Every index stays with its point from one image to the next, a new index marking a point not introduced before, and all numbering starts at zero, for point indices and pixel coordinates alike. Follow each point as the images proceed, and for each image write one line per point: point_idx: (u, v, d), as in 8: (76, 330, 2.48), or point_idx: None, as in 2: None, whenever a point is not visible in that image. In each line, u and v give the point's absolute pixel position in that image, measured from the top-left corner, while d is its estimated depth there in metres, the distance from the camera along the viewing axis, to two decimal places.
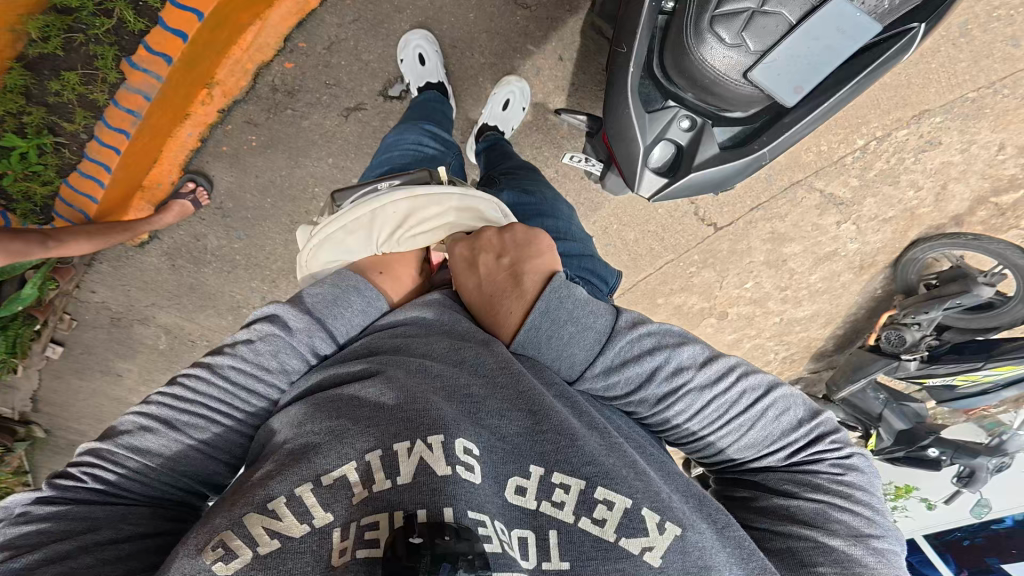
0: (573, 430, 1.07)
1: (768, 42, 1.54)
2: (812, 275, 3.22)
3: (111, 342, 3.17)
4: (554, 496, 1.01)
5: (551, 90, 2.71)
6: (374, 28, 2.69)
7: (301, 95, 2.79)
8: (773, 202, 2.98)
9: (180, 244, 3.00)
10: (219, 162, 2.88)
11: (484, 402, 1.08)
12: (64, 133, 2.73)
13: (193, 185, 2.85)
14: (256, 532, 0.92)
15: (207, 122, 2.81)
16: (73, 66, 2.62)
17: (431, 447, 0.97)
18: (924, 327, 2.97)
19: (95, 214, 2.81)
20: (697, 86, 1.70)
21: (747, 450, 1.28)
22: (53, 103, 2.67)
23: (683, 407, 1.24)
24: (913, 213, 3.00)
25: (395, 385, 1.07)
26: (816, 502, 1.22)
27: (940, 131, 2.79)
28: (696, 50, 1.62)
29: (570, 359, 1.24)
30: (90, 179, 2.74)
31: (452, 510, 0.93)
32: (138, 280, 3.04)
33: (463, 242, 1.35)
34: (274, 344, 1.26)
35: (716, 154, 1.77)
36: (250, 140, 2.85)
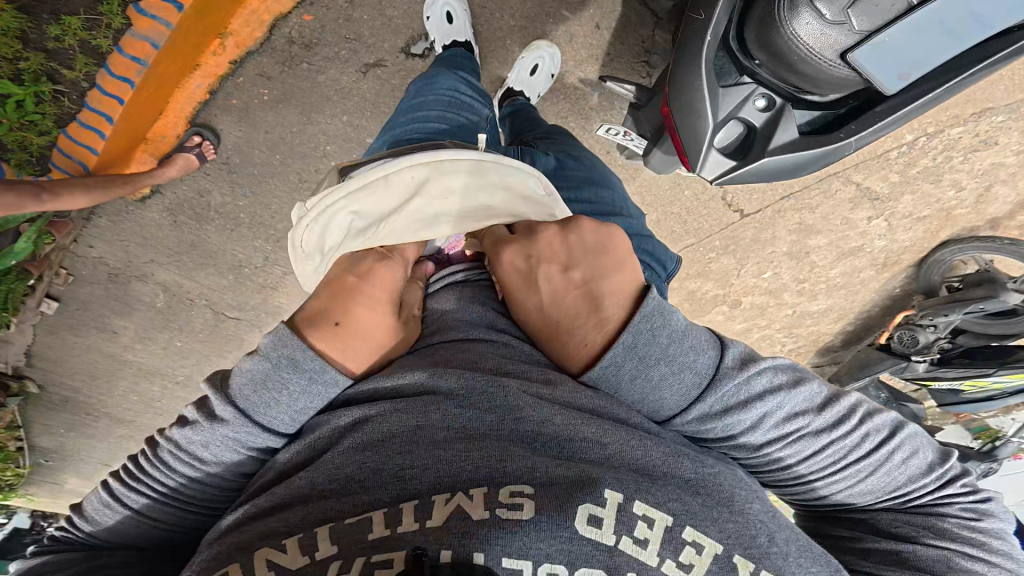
0: (650, 469, 0.96)
1: (878, 23, 1.33)
2: (832, 269, 3.10)
3: (109, 298, 3.02)
4: (636, 531, 0.88)
5: (584, 59, 2.51)
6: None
7: (318, 49, 2.63)
8: (806, 191, 2.84)
9: (182, 200, 2.87)
10: (228, 115, 2.73)
11: (542, 430, 0.98)
12: (63, 81, 2.59)
13: (199, 139, 2.71)
14: (258, 566, 0.87)
15: (217, 74, 2.65)
16: (74, 10, 2.46)
17: (471, 494, 0.88)
18: (941, 329, 2.88)
19: (95, 166, 2.67)
20: (778, 63, 1.51)
21: (864, 495, 1.19)
22: (53, 48, 2.52)
23: (791, 452, 1.13)
24: (948, 213, 2.88)
25: (437, 416, 0.99)
26: (940, 549, 1.13)
27: (999, 131, 2.65)
28: (788, 24, 1.43)
29: (657, 404, 1.11)
30: (90, 130, 2.62)
31: (483, 555, 0.83)
32: (138, 235, 2.90)
33: (516, 249, 1.20)
34: (280, 394, 1.12)
35: (794, 139, 1.56)
36: (261, 94, 2.69)
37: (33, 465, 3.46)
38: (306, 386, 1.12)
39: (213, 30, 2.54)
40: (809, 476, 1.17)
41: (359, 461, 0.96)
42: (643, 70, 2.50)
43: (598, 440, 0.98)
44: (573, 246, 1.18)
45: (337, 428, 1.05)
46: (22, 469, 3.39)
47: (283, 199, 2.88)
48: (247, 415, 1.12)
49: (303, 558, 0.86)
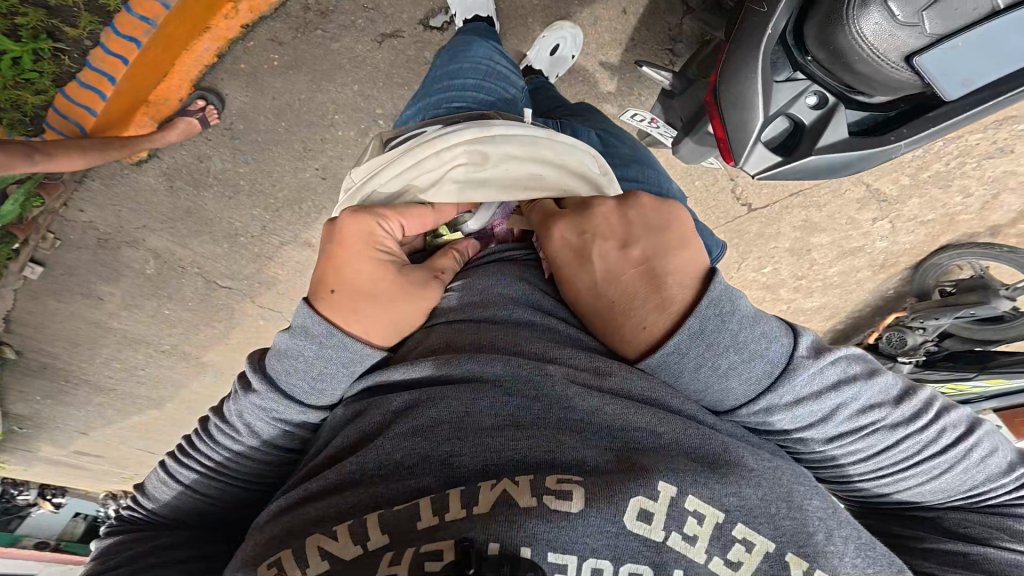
0: (704, 460, 0.98)
1: (954, 27, 1.28)
2: (830, 267, 3.15)
3: (96, 264, 2.95)
4: (684, 527, 0.90)
5: (607, 42, 2.48)
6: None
7: (333, 16, 2.55)
8: (816, 189, 2.84)
9: (180, 164, 2.78)
10: (234, 80, 2.66)
11: (591, 420, 0.99)
12: (64, 39, 2.49)
13: (203, 103, 2.63)
14: (309, 553, 0.88)
15: (226, 37, 2.56)
16: None
17: (517, 483, 0.90)
18: (928, 332, 2.91)
19: (91, 128, 2.62)
20: (836, 62, 1.49)
21: (937, 493, 1.22)
22: (54, 5, 2.39)
23: (863, 446, 1.15)
24: (952, 218, 2.91)
25: (490, 403, 1.01)
26: (1016, 552, 1.17)
27: (1016, 139, 2.62)
28: (854, 23, 1.40)
29: (722, 394, 1.11)
30: (90, 90, 2.57)
31: (529, 549, 0.84)
32: (132, 199, 2.82)
33: (571, 227, 1.26)
34: (292, 368, 1.18)
35: (845, 138, 1.58)
36: (271, 59, 2.61)
37: (8, 431, 3.46)
38: (319, 352, 1.15)
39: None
40: (878, 472, 1.19)
41: (407, 446, 0.97)
42: (667, 57, 2.48)
43: (653, 430, 1.00)
44: (631, 224, 1.25)
45: (385, 414, 1.06)
46: None
47: (285, 168, 2.82)
48: (273, 385, 1.20)
49: (354, 546, 0.88)
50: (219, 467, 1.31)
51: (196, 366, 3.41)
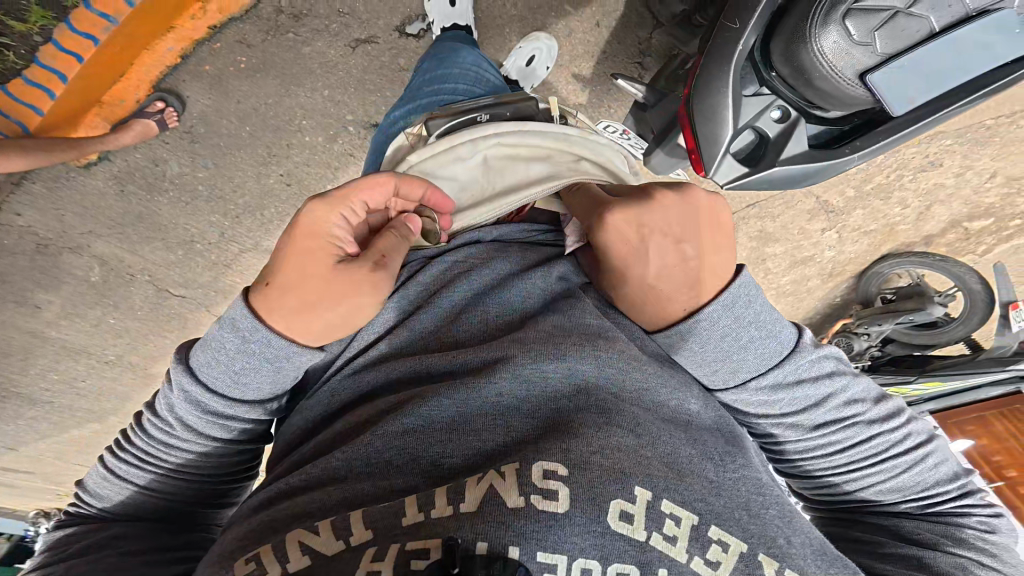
0: (682, 463, 0.98)
1: (900, 46, 1.46)
2: (784, 277, 3.30)
3: (34, 270, 2.82)
4: (665, 527, 0.88)
5: (580, 55, 2.57)
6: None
7: (307, 20, 2.57)
8: (770, 201, 3.03)
9: (134, 167, 2.72)
10: (198, 82, 2.62)
11: (580, 415, 0.98)
12: (12, 34, 2.48)
13: (163, 105, 2.58)
14: (290, 547, 0.84)
15: (191, 38, 2.55)
16: None
17: (503, 477, 0.88)
18: (872, 338, 3.08)
19: (36, 127, 2.53)
20: (798, 78, 1.61)
21: (891, 493, 1.28)
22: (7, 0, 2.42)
23: (842, 437, 1.25)
24: (892, 229, 3.10)
25: (496, 394, 1.01)
26: (959, 557, 1.21)
27: (945, 153, 2.88)
28: (815, 41, 1.52)
29: (736, 365, 1.21)
30: (35, 87, 2.52)
31: (519, 549, 0.82)
32: (77, 202, 2.73)
33: (629, 215, 1.24)
34: (214, 350, 1.10)
35: (805, 151, 1.68)
36: (239, 61, 2.59)
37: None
38: (240, 346, 1.09)
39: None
40: (850, 464, 1.27)
41: (398, 446, 0.95)
42: (637, 69, 2.59)
43: (635, 433, 0.98)
44: (680, 218, 1.26)
45: (378, 409, 1.05)
46: None
47: (248, 173, 2.76)
48: (195, 376, 1.12)
49: (337, 541, 0.84)
50: (147, 470, 1.19)
51: (143, 378, 3.24)
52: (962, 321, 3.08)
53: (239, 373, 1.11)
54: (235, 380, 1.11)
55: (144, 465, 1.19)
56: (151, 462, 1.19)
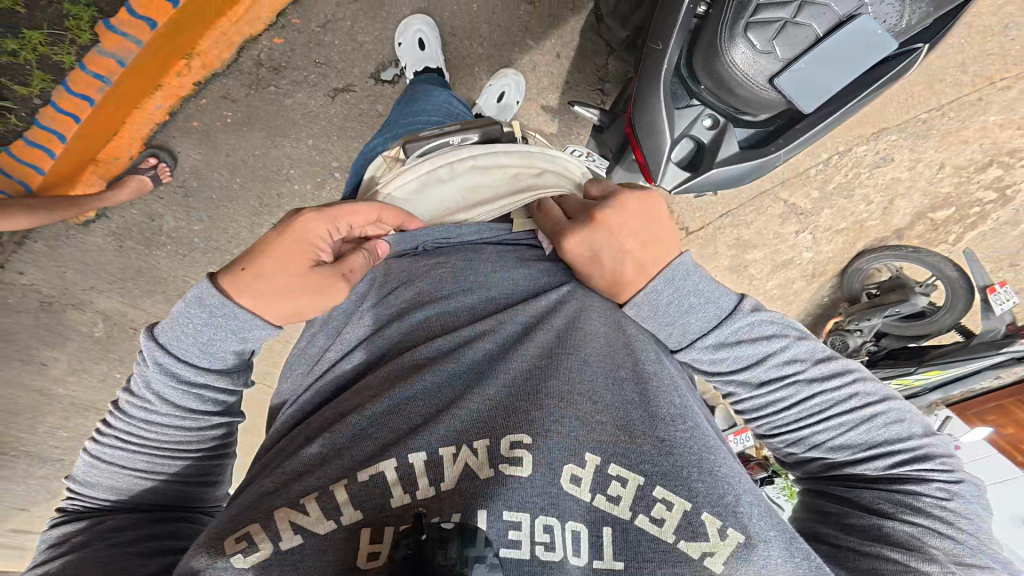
0: (631, 426, 1.01)
1: (796, 51, 1.60)
2: (768, 281, 3.37)
3: (38, 328, 2.93)
4: (609, 488, 0.95)
5: (546, 87, 2.74)
6: (369, 11, 2.70)
7: (287, 72, 2.74)
8: (741, 209, 3.15)
9: (131, 223, 2.86)
10: (187, 138, 2.78)
11: (525, 376, 1.03)
12: (13, 97, 2.63)
13: (155, 161, 2.73)
14: (282, 526, 0.89)
15: (178, 95, 2.73)
16: (37, 25, 2.55)
17: (476, 452, 0.94)
18: (865, 334, 3.10)
19: (38, 185, 2.65)
20: (720, 88, 1.75)
21: (844, 451, 1.28)
22: (8, 64, 2.58)
23: (788, 395, 1.28)
24: (862, 226, 3.21)
25: (451, 360, 1.08)
26: (913, 525, 1.19)
27: (894, 148, 3.01)
28: (727, 54, 1.66)
29: (684, 328, 1.28)
30: (36, 147, 2.61)
31: (486, 513, 0.87)
32: (77, 259, 2.86)
33: (581, 236, 1.27)
34: (183, 326, 1.22)
35: (737, 153, 1.81)
36: (224, 116, 2.77)
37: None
38: (209, 320, 1.21)
39: (180, 51, 2.61)
40: (801, 422, 1.29)
41: (374, 417, 1.01)
42: (599, 96, 2.74)
43: (570, 397, 1.00)
44: (627, 226, 1.30)
45: (360, 394, 1.09)
46: None
47: (241, 224, 2.90)
48: (166, 349, 1.23)
49: (327, 520, 0.89)
50: (132, 453, 1.28)
51: None
52: (949, 308, 3.10)
53: (211, 345, 1.23)
54: (206, 352, 1.24)
55: (127, 447, 1.28)
56: (134, 444, 1.28)
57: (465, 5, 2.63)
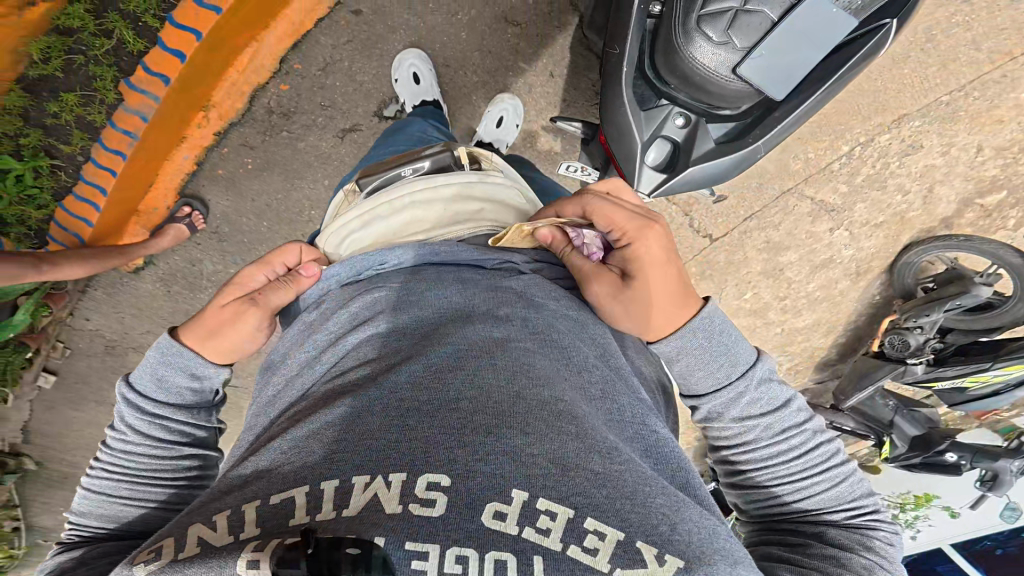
0: (568, 460, 0.89)
1: (754, 39, 1.53)
2: (810, 283, 3.15)
3: (105, 370, 3.10)
4: (539, 522, 0.82)
5: (544, 107, 2.70)
6: (364, 50, 2.63)
7: (296, 117, 2.69)
8: (766, 211, 2.97)
9: (175, 269, 2.93)
10: (215, 185, 2.79)
11: (470, 419, 0.92)
12: (60, 155, 2.64)
13: (188, 209, 2.78)
14: (190, 541, 0.87)
15: (201, 146, 2.70)
16: (72, 87, 2.56)
17: (390, 485, 0.84)
18: (927, 330, 2.77)
19: (89, 237, 2.71)
20: (689, 84, 1.66)
21: (824, 502, 1.25)
22: (51, 124, 2.59)
23: (801, 441, 1.27)
24: (902, 218, 2.95)
25: (388, 391, 0.99)
26: (870, 561, 1.16)
27: (920, 134, 2.79)
28: (685, 50, 1.61)
29: (734, 358, 1.29)
30: (83, 202, 2.64)
31: (383, 540, 0.77)
32: (133, 306, 2.97)
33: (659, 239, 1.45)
34: (142, 365, 1.31)
35: (713, 149, 1.70)
36: (245, 163, 2.75)
37: (32, 546, 3.41)
38: (160, 359, 1.31)
39: (197, 102, 2.59)
40: (805, 472, 1.26)
41: (301, 445, 0.96)
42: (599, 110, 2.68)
43: (523, 430, 0.92)
44: None
45: (285, 424, 1.05)
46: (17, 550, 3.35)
47: None
48: (129, 386, 1.30)
49: (228, 536, 0.85)
50: (116, 484, 1.26)
51: None
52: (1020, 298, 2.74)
53: (164, 377, 1.30)
54: (161, 384, 1.30)
55: (112, 478, 1.27)
56: (119, 472, 1.27)
57: (454, 35, 2.63)
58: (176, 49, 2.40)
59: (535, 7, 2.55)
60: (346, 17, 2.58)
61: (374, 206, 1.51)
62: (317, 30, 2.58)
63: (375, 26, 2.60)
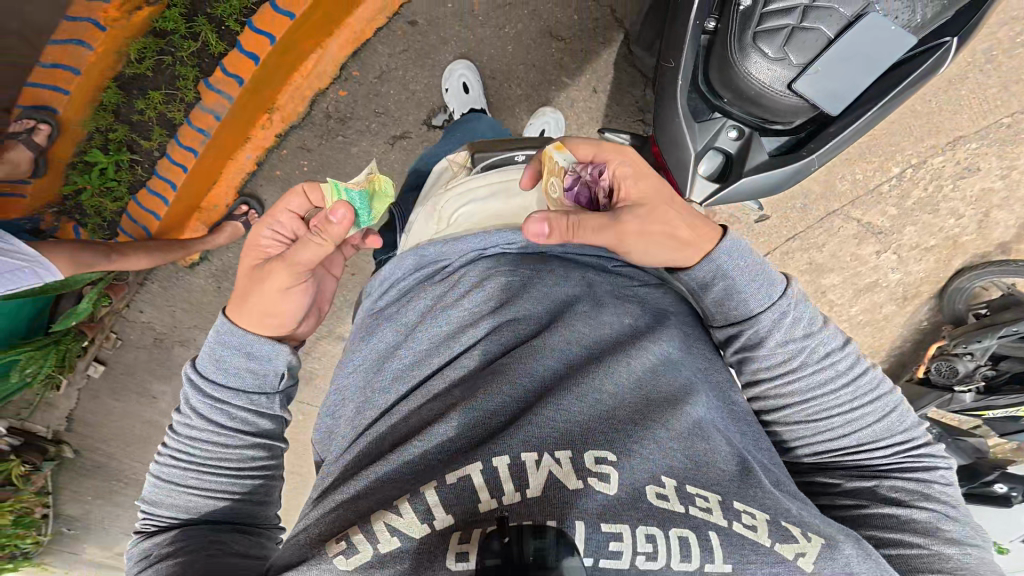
0: (704, 453, 1.05)
1: (810, 56, 1.53)
2: (852, 307, 3.08)
3: (151, 363, 3.20)
4: (699, 501, 0.97)
5: (586, 122, 2.74)
6: (418, 60, 2.69)
7: (352, 123, 2.77)
8: (810, 231, 2.92)
9: (228, 266, 3.07)
10: (272, 186, 2.89)
11: (613, 412, 1.07)
12: (140, 150, 2.76)
13: (246, 208, 2.90)
14: (377, 527, 0.96)
15: (263, 147, 2.79)
16: (158, 86, 2.67)
17: (559, 460, 0.97)
18: (978, 356, 2.69)
19: (157, 231, 2.82)
20: (743, 99, 1.65)
21: (873, 438, 1.32)
22: (135, 121, 2.71)
23: (842, 370, 1.30)
24: (955, 242, 2.86)
25: (527, 387, 1.11)
26: (929, 511, 1.26)
27: (977, 157, 2.72)
28: (741, 66, 1.60)
29: (771, 280, 1.31)
30: (156, 196, 2.75)
31: (581, 523, 0.90)
32: (185, 301, 3.10)
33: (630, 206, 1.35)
34: (206, 347, 1.37)
35: (767, 161, 1.69)
36: (301, 165, 2.84)
37: (56, 533, 3.52)
38: (215, 340, 1.37)
39: (264, 104, 2.68)
40: (855, 403, 1.30)
41: (466, 431, 1.07)
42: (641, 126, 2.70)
43: (664, 422, 1.06)
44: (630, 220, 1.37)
45: (418, 421, 1.15)
46: (44, 536, 3.44)
47: None
48: (196, 372, 1.35)
49: (423, 526, 0.94)
50: (194, 474, 1.33)
51: None
52: None
53: (224, 359, 1.35)
54: (223, 366, 1.35)
55: (188, 469, 1.33)
56: (195, 465, 1.33)
57: (501, 48, 2.69)
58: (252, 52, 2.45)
59: (580, 22, 2.60)
60: (402, 27, 2.64)
61: (502, 184, 1.58)
62: (376, 39, 2.65)
63: (429, 36, 2.66)
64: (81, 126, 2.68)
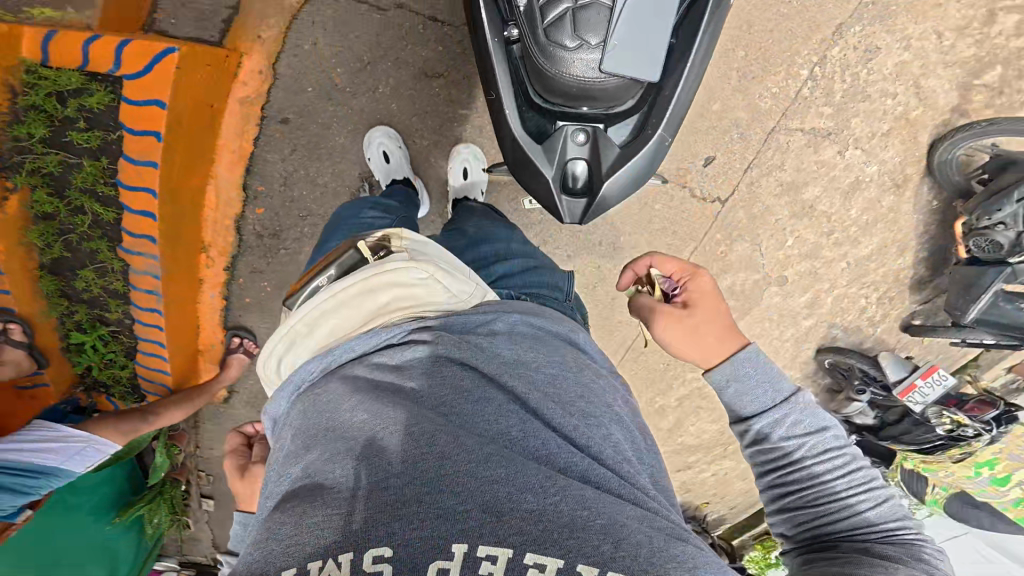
0: (492, 477, 0.89)
1: (603, 32, 1.59)
2: (851, 209, 2.83)
3: None
4: (482, 569, 0.80)
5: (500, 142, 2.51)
6: (311, 151, 2.43)
7: (286, 234, 2.54)
8: (761, 155, 2.75)
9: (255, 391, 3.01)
10: (250, 313, 2.70)
11: (393, 483, 0.88)
12: (113, 321, 2.60)
13: (239, 339, 2.70)
14: None
15: (220, 282, 2.62)
16: (84, 262, 2.46)
17: (340, 565, 0.80)
18: (1011, 223, 2.42)
19: (174, 383, 2.79)
20: (570, 97, 1.71)
21: (877, 519, 1.18)
22: (89, 297, 2.54)
23: (841, 459, 1.23)
24: (906, 119, 2.68)
25: (336, 468, 0.94)
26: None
27: (869, 38, 2.58)
28: (552, 68, 1.65)
29: (776, 386, 1.31)
30: (153, 355, 2.67)
31: None
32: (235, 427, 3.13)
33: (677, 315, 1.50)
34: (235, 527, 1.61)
35: (619, 153, 1.78)
36: (263, 287, 2.64)
37: None
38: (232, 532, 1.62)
39: (192, 247, 2.49)
40: (852, 490, 1.21)
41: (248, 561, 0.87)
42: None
43: (451, 485, 0.87)
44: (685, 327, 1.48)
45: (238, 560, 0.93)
46: None
47: None
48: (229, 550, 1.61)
49: None
50: None
51: None
52: None
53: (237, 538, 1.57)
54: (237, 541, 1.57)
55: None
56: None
57: (385, 109, 2.43)
58: (142, 210, 2.29)
59: (442, 51, 2.36)
60: (278, 128, 2.38)
61: (329, 305, 1.21)
62: (259, 149, 2.40)
63: (309, 127, 2.41)
64: (46, 316, 2.50)
